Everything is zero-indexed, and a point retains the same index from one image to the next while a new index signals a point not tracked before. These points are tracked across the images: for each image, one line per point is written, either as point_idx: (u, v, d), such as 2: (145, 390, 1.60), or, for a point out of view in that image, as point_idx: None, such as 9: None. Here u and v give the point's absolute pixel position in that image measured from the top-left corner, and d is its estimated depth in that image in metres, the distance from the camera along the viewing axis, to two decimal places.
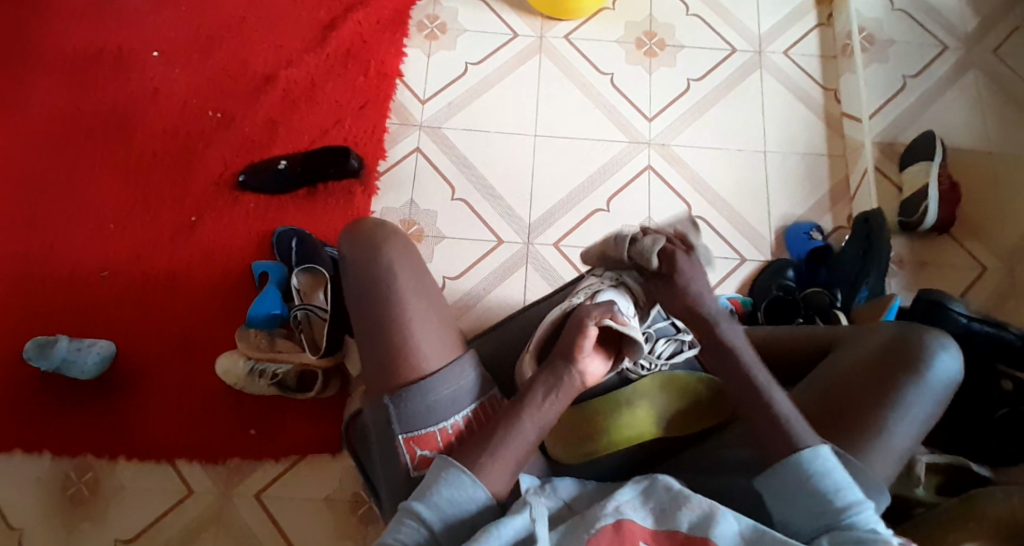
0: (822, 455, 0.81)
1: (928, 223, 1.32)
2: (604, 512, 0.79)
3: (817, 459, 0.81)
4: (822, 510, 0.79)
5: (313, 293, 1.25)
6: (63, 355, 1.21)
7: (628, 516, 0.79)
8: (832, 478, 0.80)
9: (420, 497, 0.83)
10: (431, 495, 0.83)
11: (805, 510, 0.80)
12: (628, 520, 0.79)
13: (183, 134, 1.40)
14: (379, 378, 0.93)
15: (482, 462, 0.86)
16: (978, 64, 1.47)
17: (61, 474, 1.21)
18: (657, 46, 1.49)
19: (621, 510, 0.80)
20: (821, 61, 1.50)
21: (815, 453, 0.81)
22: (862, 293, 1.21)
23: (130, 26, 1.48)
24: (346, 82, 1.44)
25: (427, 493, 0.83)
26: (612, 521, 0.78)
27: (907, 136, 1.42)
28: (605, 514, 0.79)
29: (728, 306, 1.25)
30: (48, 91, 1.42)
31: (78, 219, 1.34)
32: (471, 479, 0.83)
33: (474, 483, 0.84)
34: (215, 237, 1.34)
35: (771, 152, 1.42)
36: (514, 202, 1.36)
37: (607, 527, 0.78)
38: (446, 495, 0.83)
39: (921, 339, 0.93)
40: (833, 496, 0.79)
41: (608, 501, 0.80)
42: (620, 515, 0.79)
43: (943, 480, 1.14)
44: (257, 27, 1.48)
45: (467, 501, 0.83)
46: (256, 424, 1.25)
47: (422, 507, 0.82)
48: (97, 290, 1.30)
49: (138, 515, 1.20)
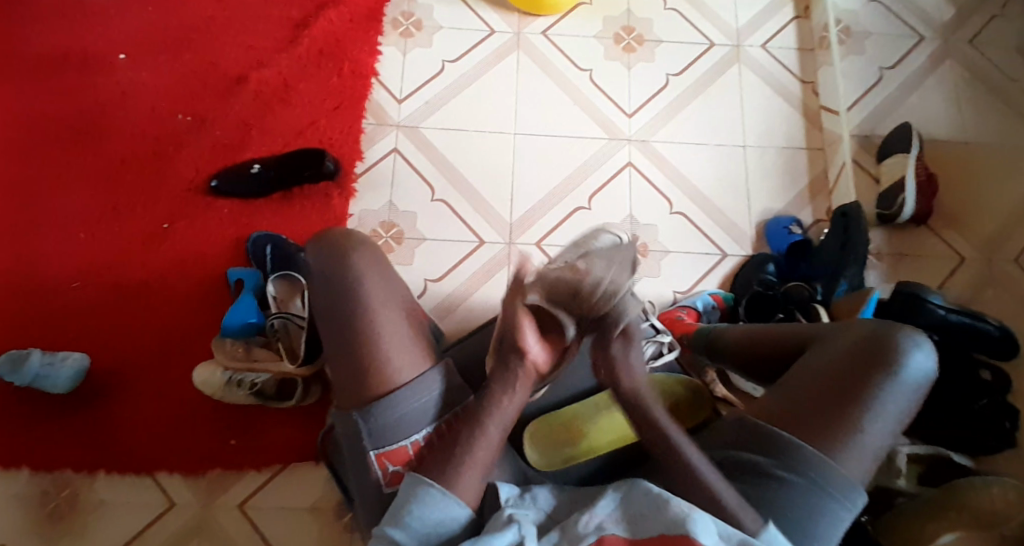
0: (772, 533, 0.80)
1: (906, 215, 1.32)
2: (583, 530, 0.80)
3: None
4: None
5: (289, 301, 1.24)
6: (36, 370, 1.18)
7: (611, 530, 0.80)
8: (773, 539, 0.80)
9: (394, 521, 0.83)
10: (405, 517, 0.83)
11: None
12: (610, 535, 0.79)
13: (152, 138, 1.37)
14: (350, 393, 0.92)
15: (451, 474, 0.84)
16: (953, 55, 1.48)
17: (37, 490, 1.18)
18: (635, 41, 1.47)
19: (604, 526, 0.80)
20: (798, 54, 1.49)
21: (767, 540, 0.80)
22: (843, 286, 1.22)
23: (94, 27, 1.44)
24: (320, 81, 1.41)
25: (400, 515, 0.83)
26: (594, 539, 0.79)
27: (884, 128, 1.43)
28: (586, 533, 0.79)
29: (710, 303, 1.28)
30: (9, 95, 1.38)
31: (45, 228, 1.30)
32: (440, 494, 0.82)
33: (444, 498, 0.83)
34: (188, 243, 1.31)
35: (750, 147, 1.42)
36: (494, 202, 1.34)
37: (591, 544, 0.78)
38: (418, 514, 0.82)
39: (895, 338, 0.93)
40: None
41: (588, 518, 0.80)
42: (604, 532, 0.79)
43: (924, 470, 1.16)
44: (226, 26, 1.44)
45: (440, 519, 0.83)
46: (236, 433, 1.22)
47: (396, 531, 0.83)
48: (67, 300, 1.26)
49: (119, 530, 1.17)
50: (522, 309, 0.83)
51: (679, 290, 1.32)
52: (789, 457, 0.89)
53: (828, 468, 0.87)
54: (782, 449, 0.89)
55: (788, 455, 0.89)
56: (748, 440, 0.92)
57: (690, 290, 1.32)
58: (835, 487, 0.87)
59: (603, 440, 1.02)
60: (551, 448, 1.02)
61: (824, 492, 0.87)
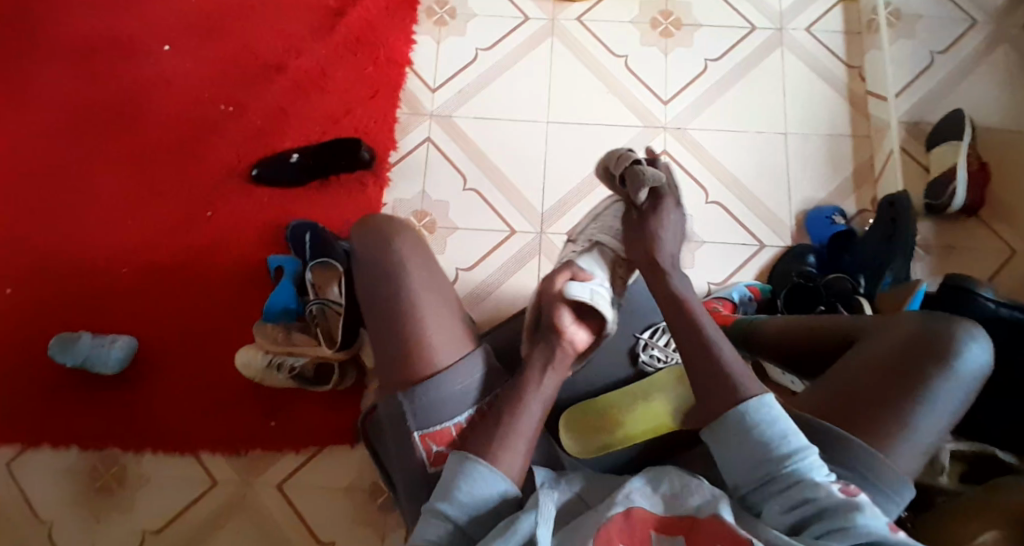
0: (768, 403, 0.80)
1: (956, 205, 1.28)
2: (614, 500, 0.79)
3: (762, 408, 0.80)
4: (751, 438, 0.79)
5: (326, 286, 1.25)
6: (87, 351, 1.24)
7: (639, 503, 0.79)
8: (761, 407, 0.80)
9: (444, 497, 0.84)
10: (454, 492, 0.84)
11: (750, 454, 0.79)
12: (638, 507, 0.79)
13: (196, 127, 1.40)
14: (392, 375, 0.93)
15: (495, 448, 0.86)
16: (1010, 38, 1.41)
17: (89, 465, 1.24)
18: (672, 25, 1.44)
19: (631, 497, 0.79)
20: (845, 37, 1.44)
21: (758, 402, 0.80)
22: (887, 278, 1.18)
23: (141, 20, 1.48)
24: (357, 71, 1.42)
25: (450, 491, 0.84)
26: (621, 509, 0.78)
27: (934, 114, 1.37)
28: (615, 502, 0.79)
29: (746, 294, 1.26)
30: (62, 87, 1.43)
31: (96, 214, 1.36)
32: (487, 468, 0.84)
33: (490, 473, 0.84)
34: (230, 230, 1.35)
35: (791, 135, 1.38)
36: (526, 192, 1.34)
37: (617, 516, 0.78)
38: (466, 489, 0.83)
39: (949, 330, 0.91)
40: (761, 424, 0.79)
41: (619, 488, 0.80)
42: (630, 502, 0.79)
43: (965, 468, 1.13)
44: (266, 17, 1.47)
45: (487, 493, 0.84)
46: (276, 416, 1.26)
47: (446, 505, 0.83)
48: (116, 285, 1.32)
49: (164, 504, 1.22)
50: (563, 298, 0.96)
51: (713, 281, 1.30)
52: (837, 451, 0.86)
53: (879, 463, 0.84)
54: (829, 442, 0.86)
55: (835, 450, 0.86)
56: None
57: (725, 281, 1.30)
58: (886, 483, 0.84)
59: (635, 430, 1.00)
60: (587, 435, 1.02)
61: (875, 487, 0.84)
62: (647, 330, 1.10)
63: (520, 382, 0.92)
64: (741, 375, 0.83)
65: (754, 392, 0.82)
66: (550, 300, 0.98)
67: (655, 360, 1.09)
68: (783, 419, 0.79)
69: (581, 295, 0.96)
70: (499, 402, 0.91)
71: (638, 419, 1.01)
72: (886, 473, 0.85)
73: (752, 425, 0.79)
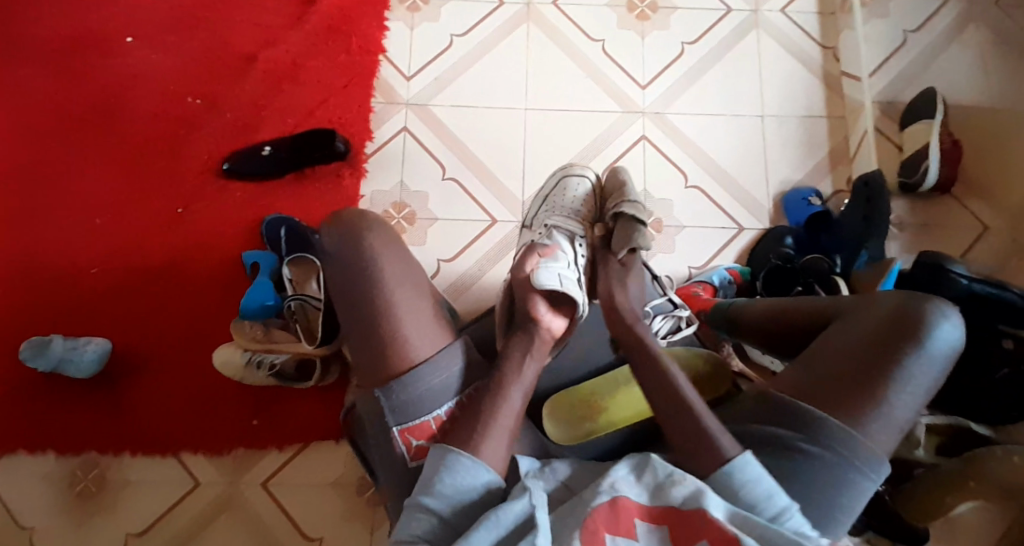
0: (750, 463, 0.80)
1: (930, 182, 1.29)
2: (599, 489, 0.80)
3: (744, 468, 0.80)
4: (736, 498, 0.80)
5: (305, 282, 1.23)
6: (59, 356, 1.20)
7: (624, 492, 0.80)
8: (745, 466, 0.80)
9: (428, 490, 0.83)
10: (436, 486, 0.83)
11: (735, 515, 0.80)
12: (623, 496, 0.79)
13: (162, 120, 1.36)
14: (371, 370, 0.93)
15: (478, 440, 0.86)
16: (980, 16, 1.42)
17: (67, 471, 1.22)
18: (649, 8, 1.43)
19: (616, 487, 0.80)
20: (819, 17, 1.44)
21: (741, 464, 0.80)
22: (863, 256, 1.20)
23: (100, 10, 1.42)
24: (328, 59, 1.39)
25: (432, 484, 0.83)
26: (607, 499, 0.79)
27: (908, 94, 1.39)
28: (600, 491, 0.79)
29: (726, 278, 1.27)
30: (19, 81, 1.38)
31: (61, 213, 1.31)
32: (471, 461, 0.84)
33: (475, 465, 0.84)
34: (202, 226, 1.31)
35: (769, 117, 1.38)
36: (506, 180, 1.33)
37: (603, 506, 0.78)
38: (450, 482, 0.83)
39: (922, 308, 0.92)
40: (746, 484, 0.80)
41: (604, 478, 0.80)
42: (615, 492, 0.79)
43: (941, 440, 1.16)
44: (232, 5, 1.42)
45: (473, 483, 0.84)
46: (259, 414, 1.25)
47: (429, 499, 0.83)
48: (86, 285, 1.28)
49: (147, 508, 1.20)
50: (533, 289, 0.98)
51: (694, 266, 1.31)
52: (813, 429, 0.88)
53: (853, 440, 0.87)
54: (805, 421, 0.89)
55: (811, 427, 0.88)
56: (771, 415, 0.92)
57: (705, 265, 1.31)
58: (861, 459, 0.87)
59: (620, 415, 1.01)
60: (570, 422, 1.02)
61: (851, 463, 0.87)
62: (630, 316, 1.10)
63: (502, 372, 0.91)
64: (718, 435, 0.82)
65: (734, 452, 0.81)
66: (533, 292, 0.98)
67: None
68: (764, 477, 0.80)
69: (554, 284, 0.98)
70: (480, 393, 0.90)
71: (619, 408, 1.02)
72: (860, 449, 0.87)
73: (737, 486, 0.80)
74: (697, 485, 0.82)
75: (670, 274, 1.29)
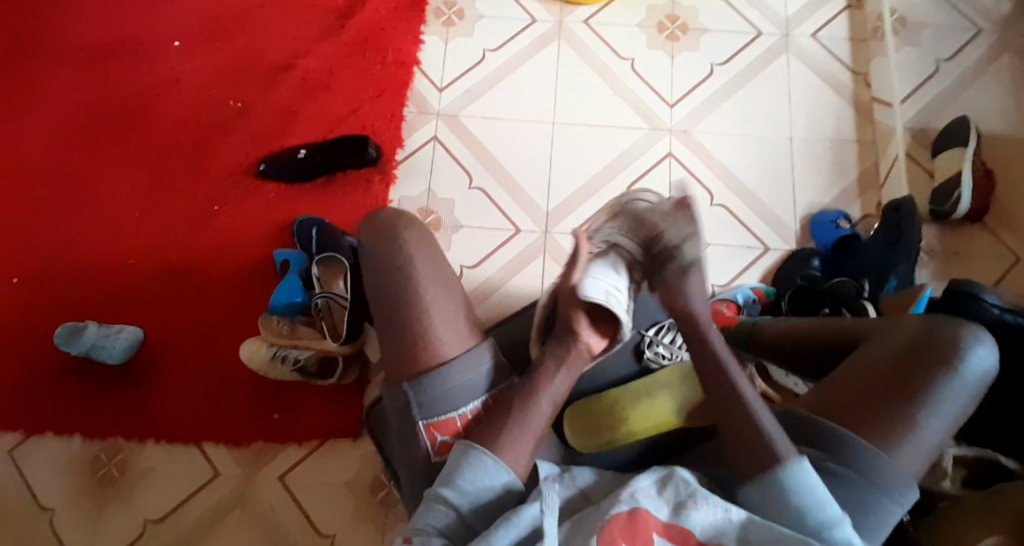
0: (806, 471, 0.79)
1: (961, 212, 1.28)
2: (618, 499, 0.79)
3: (798, 476, 0.79)
4: (786, 503, 0.79)
5: (332, 282, 1.26)
6: (93, 341, 1.25)
7: (643, 504, 0.79)
8: (798, 473, 0.79)
9: (447, 483, 0.84)
10: (457, 479, 0.84)
11: (781, 519, 0.80)
12: (642, 508, 0.78)
13: (206, 124, 1.42)
14: (397, 365, 0.94)
15: (501, 442, 0.86)
16: (1015, 47, 1.42)
17: (92, 455, 1.25)
18: (679, 29, 1.46)
19: (635, 497, 0.79)
20: (850, 43, 1.45)
21: (797, 470, 0.79)
22: (892, 282, 1.17)
23: (155, 18, 1.50)
24: (366, 70, 1.44)
25: (453, 478, 0.84)
26: (625, 509, 0.78)
27: (939, 121, 1.38)
28: (620, 501, 0.79)
29: (751, 297, 1.25)
30: (76, 82, 1.46)
31: (106, 207, 1.38)
32: (492, 461, 0.84)
33: (496, 466, 0.84)
34: (238, 226, 1.36)
35: (797, 139, 1.39)
36: (531, 190, 1.35)
37: (621, 515, 0.77)
38: (470, 479, 0.84)
39: (956, 333, 0.90)
40: (795, 493, 0.79)
41: (624, 487, 0.80)
42: (634, 503, 0.78)
43: (970, 473, 1.10)
44: (278, 17, 1.49)
45: (491, 483, 0.84)
46: (280, 410, 1.27)
47: (449, 491, 0.83)
48: (124, 276, 1.33)
49: (165, 496, 1.23)
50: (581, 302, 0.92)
51: (718, 283, 1.30)
52: (840, 451, 0.86)
53: (881, 463, 0.85)
54: (834, 441, 0.87)
55: (838, 449, 0.87)
56: (800, 435, 0.90)
57: (729, 283, 1.31)
58: (888, 483, 0.85)
59: (638, 427, 0.99)
60: (587, 430, 1.01)
61: (876, 485, 0.85)
62: (653, 327, 1.08)
63: (532, 375, 0.91)
64: (778, 443, 0.81)
65: (792, 457, 0.80)
66: (569, 298, 0.95)
67: (660, 356, 1.08)
68: (820, 488, 0.78)
69: (597, 296, 0.92)
70: (509, 394, 0.91)
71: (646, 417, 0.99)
72: (890, 473, 0.85)
73: (788, 493, 0.79)
74: (748, 488, 0.82)
75: None
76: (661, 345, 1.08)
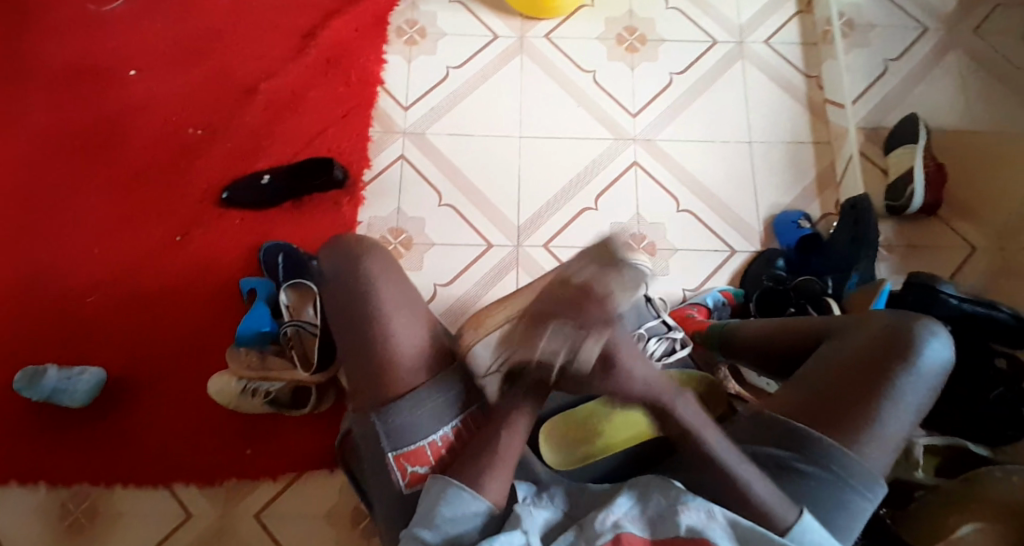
0: (806, 522, 0.81)
1: (915, 205, 1.31)
2: (602, 528, 0.79)
3: (805, 535, 0.80)
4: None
5: (302, 308, 1.23)
6: (54, 385, 1.19)
7: (627, 528, 0.79)
8: (805, 534, 0.81)
9: (426, 523, 0.83)
10: (436, 519, 0.82)
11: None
12: (627, 533, 0.79)
13: (161, 150, 1.38)
14: (366, 396, 0.92)
15: (480, 475, 0.85)
16: (959, 45, 1.47)
17: (56, 503, 1.19)
18: (638, 41, 1.48)
19: (619, 524, 0.80)
20: (803, 48, 1.49)
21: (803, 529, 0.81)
22: (854, 278, 1.20)
23: (102, 44, 1.45)
24: (325, 90, 1.42)
25: (432, 517, 0.83)
26: (610, 537, 0.79)
27: (891, 120, 1.42)
28: (603, 530, 0.79)
29: (720, 299, 1.27)
30: (20, 111, 1.40)
31: (57, 242, 1.32)
32: (472, 495, 0.83)
33: (475, 498, 0.83)
34: (199, 255, 1.32)
35: (756, 142, 1.41)
36: (501, 206, 1.35)
37: (607, 544, 0.78)
38: (449, 515, 0.82)
39: (911, 329, 0.92)
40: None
41: (606, 516, 0.80)
42: (619, 530, 0.79)
43: (943, 461, 1.12)
44: (233, 40, 1.46)
45: (471, 517, 0.83)
46: (253, 443, 1.23)
47: (427, 532, 0.82)
48: (80, 313, 1.28)
49: (137, 541, 1.17)
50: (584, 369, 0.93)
51: (690, 287, 1.32)
52: (810, 450, 0.88)
53: (848, 459, 0.87)
54: (803, 442, 0.89)
55: (809, 448, 0.88)
56: (767, 434, 0.92)
57: (699, 287, 1.32)
58: (857, 479, 0.86)
59: (616, 438, 0.97)
60: (568, 445, 0.99)
61: (844, 483, 0.86)
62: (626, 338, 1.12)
63: (523, 389, 0.88)
64: (775, 503, 0.81)
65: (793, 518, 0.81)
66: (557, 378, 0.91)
67: None
68: (817, 530, 0.81)
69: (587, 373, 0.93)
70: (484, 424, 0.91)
71: (636, 417, 0.99)
72: (860, 470, 0.87)
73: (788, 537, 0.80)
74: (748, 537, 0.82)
75: (665, 296, 1.29)
76: (634, 355, 1.12)
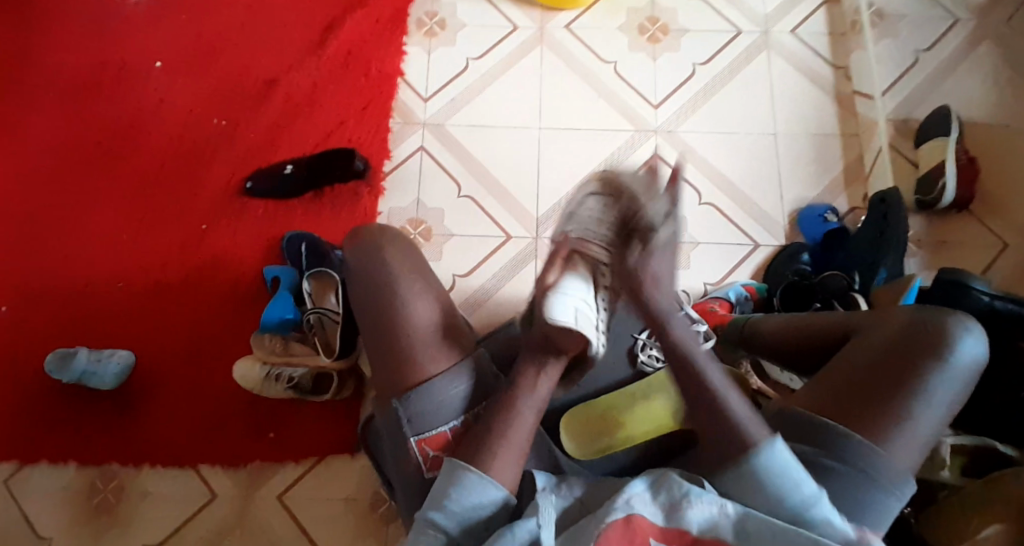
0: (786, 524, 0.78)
1: (947, 200, 1.28)
2: (614, 506, 0.77)
3: None
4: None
5: (323, 296, 1.25)
6: (84, 368, 1.23)
7: (639, 510, 0.77)
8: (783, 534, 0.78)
9: (436, 506, 0.83)
10: (446, 501, 0.83)
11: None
12: (638, 514, 0.76)
13: (190, 141, 1.42)
14: (387, 380, 0.93)
15: (489, 457, 0.85)
16: (992, 34, 1.43)
17: (87, 483, 1.23)
18: (660, 31, 1.47)
19: (631, 503, 0.77)
20: (829, 38, 1.47)
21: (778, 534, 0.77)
22: (882, 274, 1.16)
23: (134, 38, 1.49)
24: (349, 82, 1.44)
25: (441, 500, 0.83)
26: (621, 517, 0.76)
27: (920, 111, 1.39)
28: (615, 508, 0.77)
29: (743, 294, 1.26)
30: (57, 104, 1.45)
31: (92, 230, 1.36)
32: (478, 477, 0.83)
33: (483, 482, 0.83)
34: (226, 243, 1.35)
35: (781, 135, 1.39)
36: (520, 197, 1.35)
37: (616, 523, 0.76)
38: (457, 498, 0.82)
39: (942, 324, 0.90)
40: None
41: (619, 494, 0.78)
42: (631, 510, 0.76)
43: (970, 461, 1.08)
44: (258, 33, 1.48)
45: (479, 501, 0.83)
46: (275, 427, 1.25)
47: (438, 515, 0.83)
48: (112, 300, 1.32)
49: (163, 520, 1.21)
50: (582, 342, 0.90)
51: (709, 281, 1.31)
52: (836, 447, 0.86)
53: (875, 456, 0.85)
54: (830, 440, 0.87)
55: (836, 445, 0.86)
56: (795, 430, 0.89)
57: (720, 281, 1.31)
58: (885, 476, 0.85)
59: (636, 431, 0.97)
60: (588, 437, 0.99)
61: (871, 483, 0.85)
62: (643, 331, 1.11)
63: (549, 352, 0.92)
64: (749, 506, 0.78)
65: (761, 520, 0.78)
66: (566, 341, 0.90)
67: None
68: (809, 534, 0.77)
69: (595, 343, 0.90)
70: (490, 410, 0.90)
71: (655, 408, 0.98)
72: (887, 467, 0.85)
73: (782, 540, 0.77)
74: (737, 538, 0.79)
75: (686, 290, 1.29)
76: (654, 347, 1.06)
